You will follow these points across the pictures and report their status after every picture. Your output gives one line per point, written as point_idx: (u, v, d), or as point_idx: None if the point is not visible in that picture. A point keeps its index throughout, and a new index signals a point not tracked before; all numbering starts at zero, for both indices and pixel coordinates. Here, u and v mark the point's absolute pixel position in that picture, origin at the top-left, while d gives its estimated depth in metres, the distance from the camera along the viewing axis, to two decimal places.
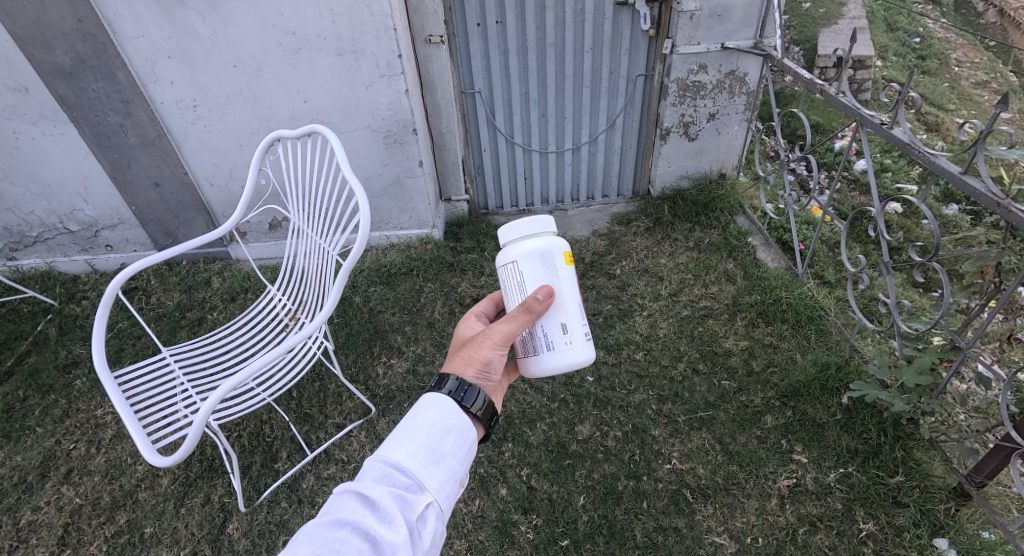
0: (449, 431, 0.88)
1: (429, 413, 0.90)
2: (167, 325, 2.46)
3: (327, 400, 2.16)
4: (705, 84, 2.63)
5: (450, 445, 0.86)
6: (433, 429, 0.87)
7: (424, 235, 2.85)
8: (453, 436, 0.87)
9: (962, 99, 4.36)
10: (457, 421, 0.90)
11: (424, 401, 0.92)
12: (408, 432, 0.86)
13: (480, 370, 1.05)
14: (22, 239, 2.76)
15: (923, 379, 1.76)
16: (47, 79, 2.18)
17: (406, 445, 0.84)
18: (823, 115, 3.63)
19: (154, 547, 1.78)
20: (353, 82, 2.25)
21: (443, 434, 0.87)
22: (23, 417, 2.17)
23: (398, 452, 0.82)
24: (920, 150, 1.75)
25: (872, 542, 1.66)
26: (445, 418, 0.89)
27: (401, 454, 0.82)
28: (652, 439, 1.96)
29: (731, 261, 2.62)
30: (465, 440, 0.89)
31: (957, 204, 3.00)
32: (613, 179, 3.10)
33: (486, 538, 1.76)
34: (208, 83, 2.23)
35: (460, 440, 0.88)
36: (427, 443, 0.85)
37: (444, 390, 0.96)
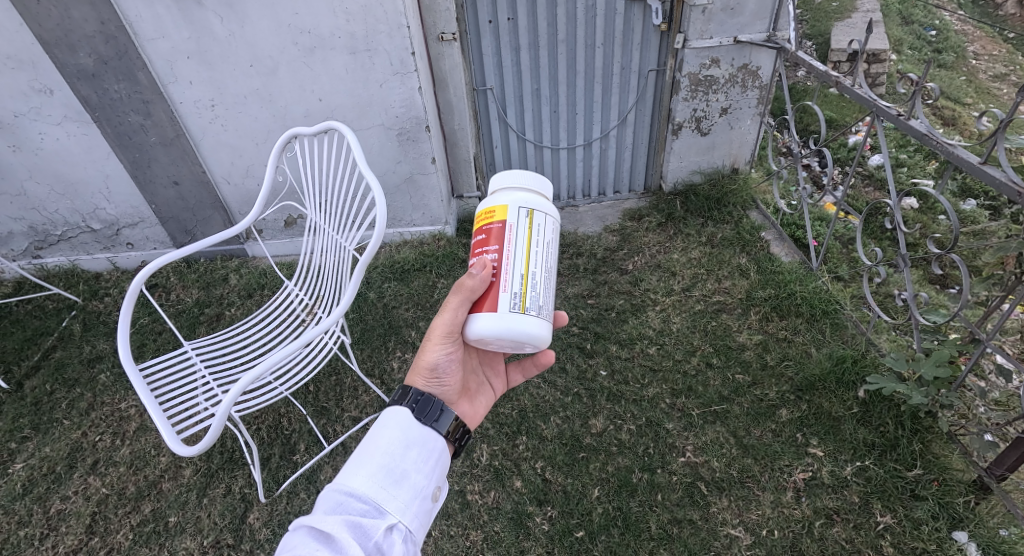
0: (407, 447, 0.97)
1: (386, 434, 0.98)
2: (187, 321, 2.52)
3: (343, 393, 2.19)
4: (717, 79, 2.62)
5: (410, 462, 0.95)
6: (393, 450, 0.95)
7: (437, 232, 2.88)
8: (412, 453, 0.97)
9: (980, 93, 4.28)
10: (416, 438, 1.00)
11: (384, 421, 1.01)
12: (366, 456, 0.94)
13: (427, 378, 1.18)
14: (46, 237, 2.83)
15: (941, 371, 1.75)
16: (71, 80, 2.23)
17: (365, 471, 0.90)
18: (837, 109, 3.60)
19: (178, 536, 1.82)
20: (366, 80, 2.28)
21: (403, 452, 0.96)
22: (50, 410, 2.23)
23: (359, 476, 0.89)
24: (938, 140, 1.73)
25: (890, 535, 1.65)
26: (404, 435, 0.99)
27: (360, 478, 0.89)
28: (666, 433, 1.97)
29: (745, 255, 2.61)
30: (426, 458, 0.98)
31: (975, 199, 2.96)
32: (625, 174, 3.10)
33: (501, 529, 1.78)
34: (226, 82, 2.27)
35: (421, 455, 0.98)
36: (387, 464, 0.93)
37: (406, 406, 1.06)
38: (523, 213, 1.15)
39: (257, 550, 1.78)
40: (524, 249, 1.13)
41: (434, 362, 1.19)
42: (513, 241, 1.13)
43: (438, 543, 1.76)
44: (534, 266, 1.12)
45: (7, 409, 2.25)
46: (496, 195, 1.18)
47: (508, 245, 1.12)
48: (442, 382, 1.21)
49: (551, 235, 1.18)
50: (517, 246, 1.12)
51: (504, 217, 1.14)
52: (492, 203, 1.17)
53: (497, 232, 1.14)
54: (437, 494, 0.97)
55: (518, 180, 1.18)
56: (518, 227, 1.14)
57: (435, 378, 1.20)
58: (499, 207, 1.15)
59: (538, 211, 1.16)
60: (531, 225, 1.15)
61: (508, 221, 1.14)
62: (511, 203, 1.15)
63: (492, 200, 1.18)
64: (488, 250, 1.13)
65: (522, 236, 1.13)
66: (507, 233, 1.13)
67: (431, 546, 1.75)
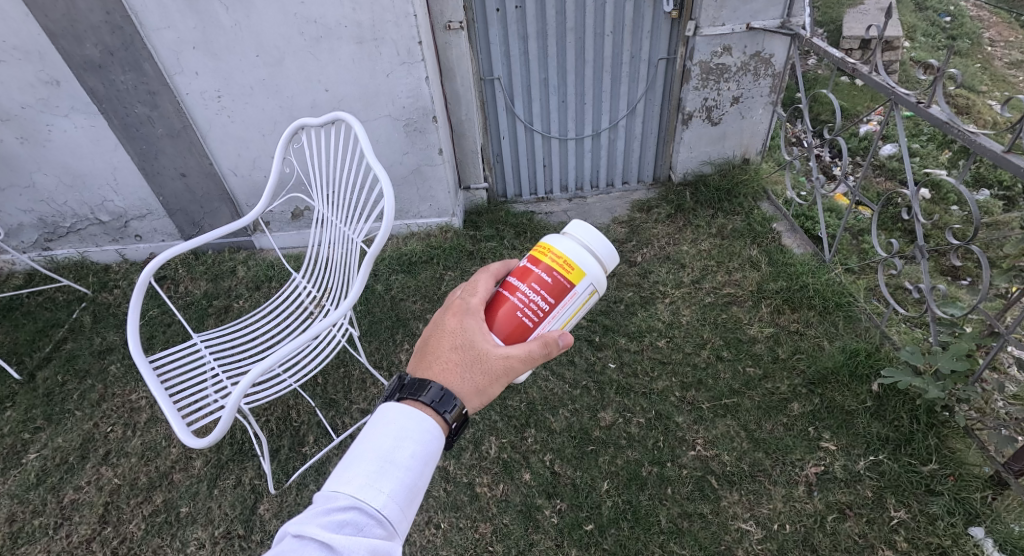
0: (401, 438, 0.85)
1: (380, 425, 0.87)
2: (196, 313, 2.52)
3: (352, 386, 2.19)
4: (729, 67, 2.57)
5: (404, 453, 0.83)
6: (390, 449, 0.83)
7: (444, 224, 2.86)
8: (407, 444, 0.85)
9: (996, 81, 4.19)
10: (411, 426, 0.87)
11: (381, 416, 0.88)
12: (356, 451, 0.83)
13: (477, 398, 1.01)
14: (56, 229, 2.84)
15: (959, 364, 1.72)
16: (77, 71, 2.22)
17: (351, 470, 0.80)
18: (849, 98, 3.53)
19: (190, 526, 1.83)
20: (373, 70, 2.26)
21: (396, 444, 0.85)
22: (62, 401, 2.25)
23: (352, 483, 0.77)
24: (959, 128, 1.69)
25: (903, 530, 1.63)
26: (402, 434, 0.85)
27: (353, 485, 0.77)
28: (676, 426, 1.95)
29: (755, 247, 2.57)
30: (428, 454, 0.86)
31: (990, 189, 2.90)
32: (634, 165, 3.06)
33: (510, 522, 1.77)
34: (232, 73, 2.25)
35: (418, 445, 0.86)
36: (376, 459, 0.81)
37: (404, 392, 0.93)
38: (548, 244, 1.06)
39: (267, 541, 1.78)
40: (566, 319, 1.04)
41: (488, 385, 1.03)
42: (563, 305, 1.01)
43: (447, 536, 1.76)
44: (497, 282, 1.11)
45: (19, 399, 2.27)
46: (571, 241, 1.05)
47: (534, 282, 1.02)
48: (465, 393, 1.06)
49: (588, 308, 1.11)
50: (558, 312, 1.02)
51: (577, 284, 1.01)
52: (563, 247, 1.01)
53: (558, 289, 1.00)
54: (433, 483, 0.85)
55: (607, 251, 1.04)
56: (580, 297, 1.02)
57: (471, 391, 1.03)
58: (581, 270, 0.99)
59: (600, 289, 1.05)
60: (586, 303, 1.04)
61: (574, 287, 1.01)
62: (587, 274, 1.01)
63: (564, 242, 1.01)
64: (545, 302, 1.00)
65: (572, 307, 1.03)
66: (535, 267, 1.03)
67: (440, 539, 1.75)
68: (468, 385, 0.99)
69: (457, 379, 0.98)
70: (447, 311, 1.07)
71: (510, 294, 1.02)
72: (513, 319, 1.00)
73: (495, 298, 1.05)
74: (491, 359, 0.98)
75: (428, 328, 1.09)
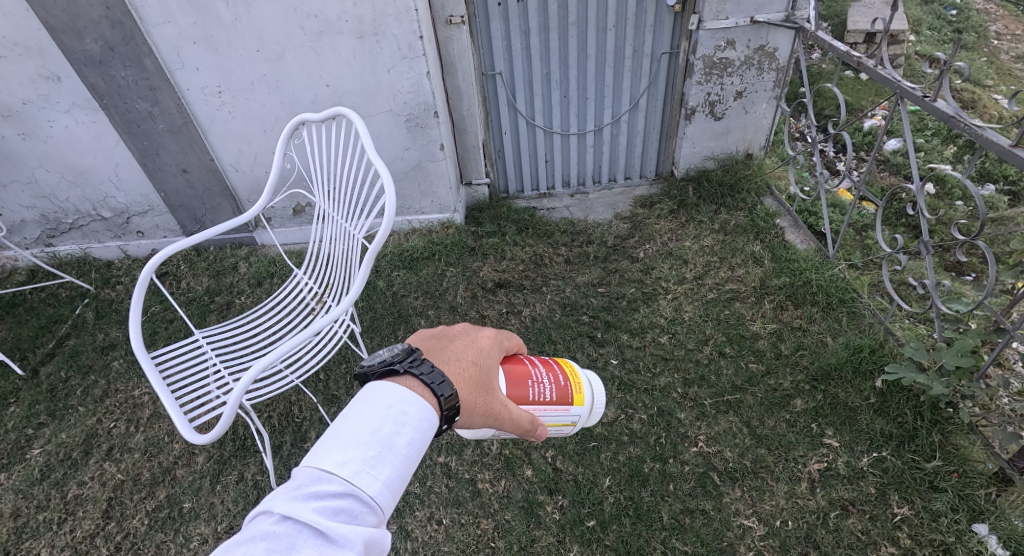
0: (401, 425, 0.78)
1: (375, 406, 0.79)
2: (197, 309, 2.52)
3: (353, 382, 2.19)
4: (733, 61, 2.55)
5: (403, 442, 0.76)
6: (389, 434, 0.76)
7: (446, 220, 2.85)
8: (406, 432, 0.78)
9: (1002, 74, 4.14)
10: (412, 414, 0.80)
11: (378, 394, 0.80)
12: (351, 432, 0.74)
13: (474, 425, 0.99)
14: (58, 225, 2.84)
15: (964, 361, 1.72)
16: (78, 67, 2.21)
17: (347, 453, 0.71)
18: (853, 92, 3.50)
19: (192, 522, 1.84)
20: (374, 65, 2.25)
21: (394, 429, 0.77)
22: (65, 397, 2.25)
23: (351, 468, 0.69)
24: (966, 122, 1.67)
25: (907, 527, 1.63)
26: (408, 419, 0.79)
27: (350, 469, 0.69)
28: (678, 423, 1.94)
29: (758, 243, 2.56)
30: (423, 442, 0.80)
31: (995, 184, 2.88)
32: (636, 161, 3.05)
33: (512, 518, 1.77)
34: (233, 68, 2.24)
35: (416, 434, 0.79)
36: (374, 445, 0.74)
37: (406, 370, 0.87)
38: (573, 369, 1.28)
39: None
40: (545, 419, 1.17)
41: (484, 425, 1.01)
42: (553, 408, 1.18)
43: (449, 531, 1.76)
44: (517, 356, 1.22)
45: (23, 395, 2.28)
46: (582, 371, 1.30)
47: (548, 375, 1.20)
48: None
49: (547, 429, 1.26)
50: (555, 402, 1.17)
51: (575, 405, 1.21)
52: (575, 367, 1.27)
53: (563, 395, 1.19)
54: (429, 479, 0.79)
55: (597, 409, 1.27)
56: (566, 414, 1.21)
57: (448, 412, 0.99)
58: (583, 392, 1.22)
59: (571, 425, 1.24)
60: (559, 422, 1.21)
61: (574, 400, 1.20)
62: (586, 400, 1.23)
63: (582, 375, 1.25)
64: (550, 391, 1.16)
65: (556, 416, 1.19)
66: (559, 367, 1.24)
67: (442, 535, 1.75)
68: (469, 398, 0.95)
69: (467, 389, 0.95)
70: (484, 329, 1.09)
71: (532, 365, 1.18)
72: (524, 391, 1.12)
73: (517, 361, 1.16)
74: (498, 399, 1.01)
75: (455, 329, 1.07)
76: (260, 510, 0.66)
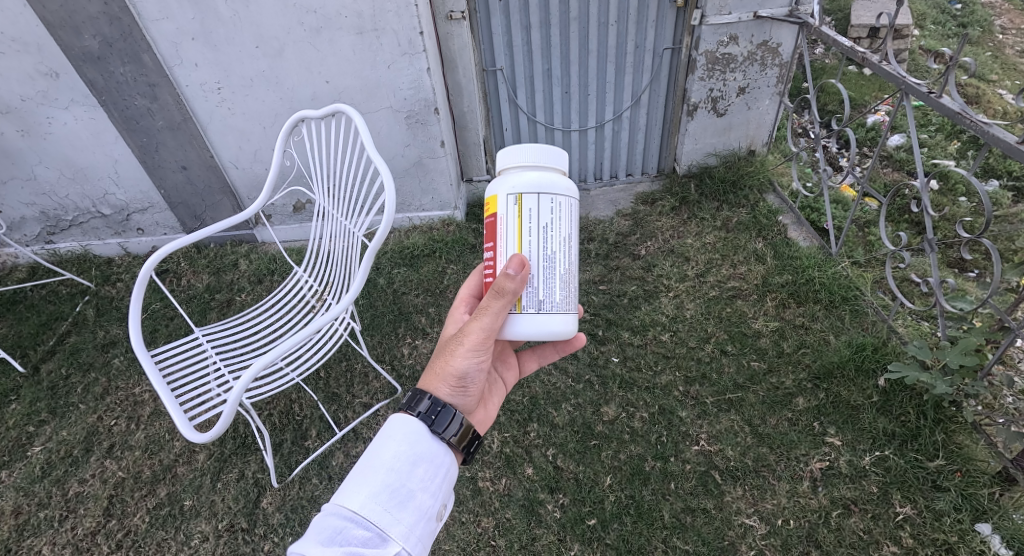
0: (414, 463, 0.97)
1: (393, 448, 0.98)
2: (198, 306, 2.52)
3: (354, 379, 2.19)
4: (735, 56, 2.53)
5: (417, 479, 0.96)
6: (404, 474, 0.95)
7: (447, 217, 2.84)
8: (419, 470, 0.97)
9: (1007, 69, 4.11)
10: (424, 454, 0.99)
11: (384, 433, 1.01)
12: (373, 473, 0.94)
13: (452, 384, 1.15)
14: (58, 222, 2.83)
15: (967, 359, 1.70)
16: (77, 63, 2.20)
17: (370, 492, 0.91)
18: (856, 88, 3.48)
19: (193, 519, 1.84)
20: (374, 61, 2.23)
21: (411, 469, 0.96)
22: (66, 394, 2.25)
23: (361, 501, 0.89)
24: (971, 118, 1.65)
25: (909, 526, 1.62)
26: (412, 450, 0.98)
27: (358, 501, 0.89)
28: (679, 421, 1.94)
29: (761, 240, 2.54)
30: (436, 479, 0.99)
31: (999, 180, 2.86)
32: (638, 157, 3.03)
33: (512, 516, 1.77)
34: (232, 64, 2.22)
35: (427, 471, 0.98)
36: (392, 484, 0.93)
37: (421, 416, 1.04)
38: (512, 201, 1.08)
39: (271, 535, 1.79)
40: (514, 237, 1.09)
41: (462, 370, 1.15)
42: (504, 226, 1.10)
43: (450, 530, 1.76)
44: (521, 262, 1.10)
45: (24, 392, 2.27)
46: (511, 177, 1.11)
47: (499, 242, 1.11)
48: (465, 391, 1.19)
49: (550, 219, 1.09)
50: (504, 236, 1.10)
51: (500, 210, 1.10)
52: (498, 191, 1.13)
53: (491, 227, 1.13)
54: (443, 511, 0.98)
55: (533, 161, 1.10)
56: (510, 218, 1.09)
57: (460, 387, 1.17)
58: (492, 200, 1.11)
59: (533, 193, 1.07)
60: (524, 211, 1.08)
61: (500, 211, 1.10)
62: (498, 190, 1.10)
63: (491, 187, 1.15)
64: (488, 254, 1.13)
65: (513, 223, 1.09)
66: (497, 224, 1.11)
67: (442, 533, 1.75)
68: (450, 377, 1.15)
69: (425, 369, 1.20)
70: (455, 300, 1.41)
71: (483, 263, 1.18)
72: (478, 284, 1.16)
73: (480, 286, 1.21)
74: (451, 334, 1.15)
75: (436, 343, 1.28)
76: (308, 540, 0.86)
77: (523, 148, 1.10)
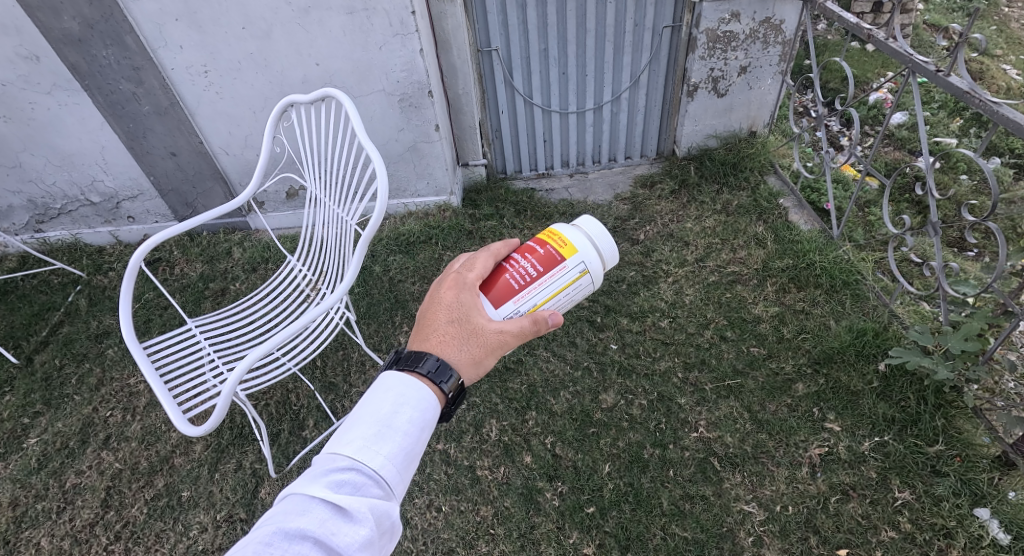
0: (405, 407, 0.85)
1: (384, 393, 0.86)
2: (191, 296, 2.49)
3: (351, 368, 2.17)
4: (737, 34, 2.46)
5: (407, 420, 0.83)
6: (390, 414, 0.83)
7: (442, 203, 2.80)
8: (408, 411, 0.84)
9: (1011, 43, 4.02)
10: (416, 399, 0.86)
11: (377, 383, 0.88)
12: (362, 419, 0.81)
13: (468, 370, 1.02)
14: (46, 210, 2.78)
15: (970, 344, 1.69)
16: (57, 46, 2.13)
17: (363, 435, 0.79)
18: (859, 65, 3.40)
19: (192, 510, 1.84)
20: (365, 43, 2.16)
21: (398, 410, 0.84)
22: (60, 385, 2.23)
23: (351, 446, 0.77)
24: (981, 98, 1.60)
25: (908, 511, 1.62)
26: (405, 396, 0.86)
27: (355, 445, 0.78)
28: (678, 408, 1.93)
29: (761, 224, 2.51)
30: (426, 423, 0.86)
31: (1000, 158, 2.81)
32: (637, 140, 2.98)
33: (511, 504, 1.76)
34: (218, 46, 2.16)
35: (419, 415, 0.85)
36: (384, 427, 0.81)
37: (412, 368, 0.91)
38: (573, 255, 1.08)
39: None
40: (548, 296, 1.08)
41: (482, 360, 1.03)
42: (551, 277, 1.07)
43: (449, 519, 1.75)
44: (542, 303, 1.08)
45: (18, 384, 2.25)
46: (580, 233, 1.09)
47: (539, 281, 1.07)
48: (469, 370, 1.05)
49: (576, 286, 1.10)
50: (540, 278, 1.07)
51: (565, 257, 1.07)
52: (568, 236, 1.09)
53: (549, 259, 1.07)
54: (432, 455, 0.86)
55: (608, 254, 1.11)
56: (564, 272, 1.08)
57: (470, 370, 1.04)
58: (561, 239, 1.09)
59: (590, 277, 1.09)
60: (574, 283, 1.08)
61: (559, 263, 1.07)
62: (577, 248, 1.07)
63: (567, 227, 1.11)
64: (532, 267, 1.07)
65: (559, 280, 1.07)
66: (550, 263, 1.07)
67: (442, 522, 1.75)
68: (465, 357, 1.00)
69: (453, 350, 0.99)
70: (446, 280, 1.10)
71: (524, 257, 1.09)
72: (500, 281, 1.08)
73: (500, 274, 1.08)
74: (486, 333, 1.02)
75: (422, 304, 1.09)
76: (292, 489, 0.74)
77: (603, 227, 1.11)
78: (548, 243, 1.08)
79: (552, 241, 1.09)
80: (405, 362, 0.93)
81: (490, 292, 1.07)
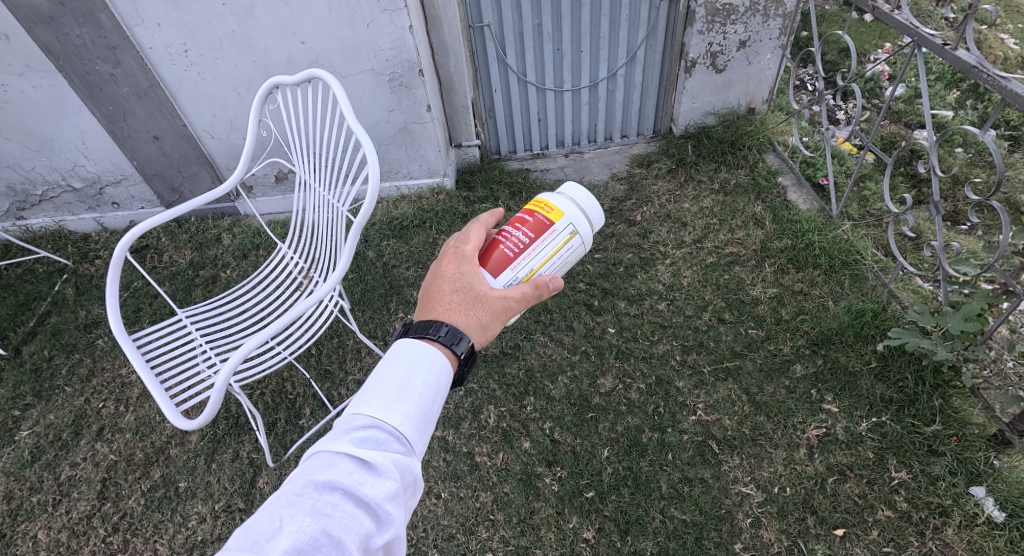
0: (428, 372, 0.83)
1: (401, 357, 0.84)
2: (182, 284, 2.44)
3: (346, 356, 2.15)
4: (736, 7, 2.38)
5: (427, 385, 0.81)
6: (407, 376, 0.81)
7: (436, 185, 2.74)
8: (428, 376, 0.83)
9: (1010, 11, 3.94)
10: (434, 362, 0.84)
11: (393, 349, 0.86)
12: (381, 380, 0.79)
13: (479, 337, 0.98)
14: (27, 197, 2.71)
15: (969, 325, 1.68)
16: (27, 25, 2.03)
17: (385, 395, 0.77)
18: (857, 37, 3.33)
19: (190, 501, 1.83)
20: (352, 19, 2.08)
21: (419, 374, 0.82)
22: (50, 377, 2.20)
23: (371, 404, 0.75)
24: (990, 73, 1.55)
25: (904, 490, 1.63)
26: (422, 361, 0.84)
27: (377, 404, 0.76)
28: (677, 391, 1.92)
29: (760, 203, 2.48)
30: (442, 386, 0.84)
31: (998, 130, 2.78)
32: (634, 118, 2.91)
33: (511, 490, 1.76)
34: (198, 24, 2.06)
35: (437, 379, 0.84)
36: (405, 387, 0.79)
37: (427, 334, 0.90)
38: (561, 219, 1.06)
39: None
40: (543, 261, 1.06)
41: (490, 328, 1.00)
42: (543, 242, 1.05)
43: (449, 505, 1.75)
44: (537, 270, 1.05)
45: (7, 376, 2.22)
46: (567, 199, 1.08)
47: (531, 248, 1.04)
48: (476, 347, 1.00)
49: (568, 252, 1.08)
50: (533, 247, 1.04)
51: (555, 221, 1.05)
52: (556, 203, 1.07)
53: (539, 226, 1.05)
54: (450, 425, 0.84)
55: (594, 216, 1.10)
56: (556, 236, 1.06)
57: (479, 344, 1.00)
58: (549, 204, 1.07)
59: (581, 239, 1.08)
60: (566, 245, 1.07)
61: (549, 228, 1.05)
62: (564, 213, 1.05)
63: (552, 196, 1.09)
64: (525, 235, 1.05)
65: (551, 246, 1.05)
66: (540, 229, 1.05)
67: (441, 509, 1.75)
68: (473, 321, 0.97)
69: (460, 316, 0.97)
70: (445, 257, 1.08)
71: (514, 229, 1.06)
72: (496, 252, 1.05)
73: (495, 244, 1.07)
74: (491, 299, 0.99)
75: (424, 281, 1.08)
76: (315, 449, 0.71)
77: (588, 190, 1.10)
78: (536, 210, 1.07)
79: (540, 209, 1.07)
80: (417, 329, 0.91)
81: (489, 262, 1.05)
